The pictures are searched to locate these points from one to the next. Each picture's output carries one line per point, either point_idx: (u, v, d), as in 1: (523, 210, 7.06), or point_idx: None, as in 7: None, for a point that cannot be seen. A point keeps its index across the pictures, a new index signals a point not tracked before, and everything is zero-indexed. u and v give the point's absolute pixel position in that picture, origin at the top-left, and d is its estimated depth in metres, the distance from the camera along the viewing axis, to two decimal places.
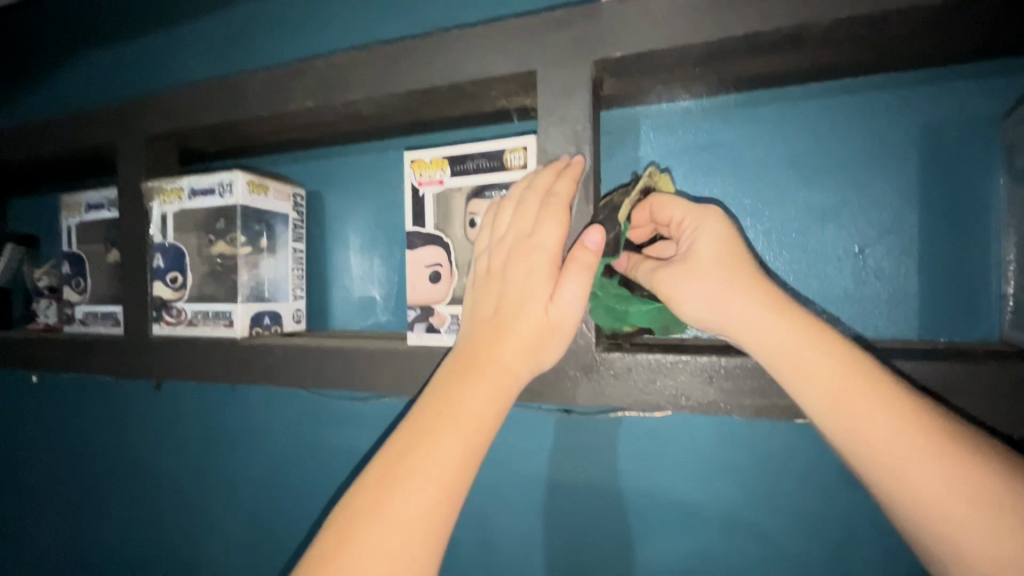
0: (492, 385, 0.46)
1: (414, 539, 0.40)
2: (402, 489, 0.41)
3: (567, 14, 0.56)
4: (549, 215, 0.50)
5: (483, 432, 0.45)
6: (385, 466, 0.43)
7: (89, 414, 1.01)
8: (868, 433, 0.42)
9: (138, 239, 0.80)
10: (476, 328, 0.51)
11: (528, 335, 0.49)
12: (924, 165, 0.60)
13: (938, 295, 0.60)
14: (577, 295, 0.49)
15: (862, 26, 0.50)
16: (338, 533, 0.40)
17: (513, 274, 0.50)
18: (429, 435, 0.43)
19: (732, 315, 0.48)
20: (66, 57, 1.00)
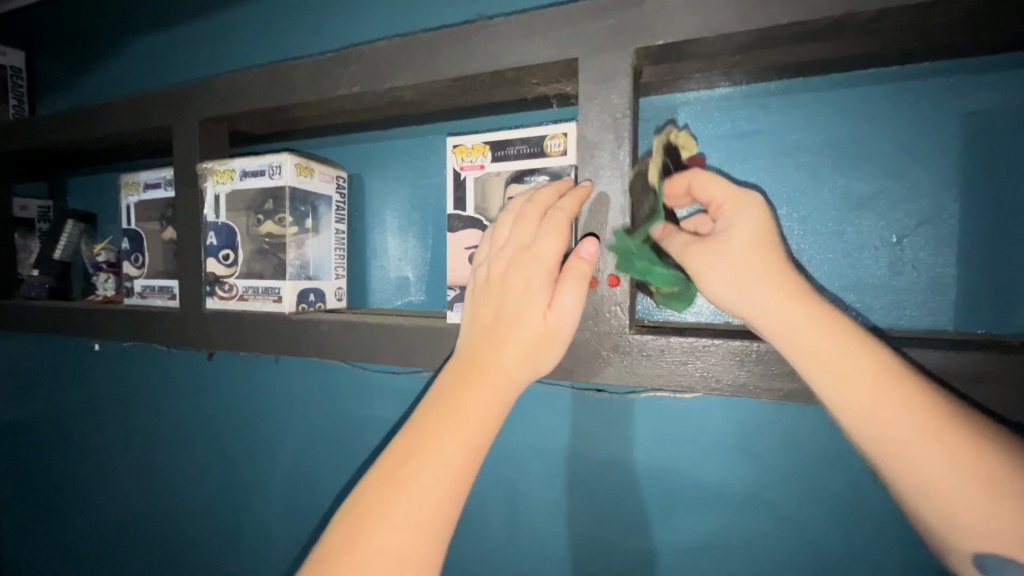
0: (490, 386, 0.49)
1: (423, 527, 0.44)
2: (405, 487, 0.45)
3: (611, 2, 0.57)
4: (549, 228, 0.52)
5: (481, 433, 0.48)
6: (390, 463, 0.46)
7: (145, 381, 1.08)
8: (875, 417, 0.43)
9: (192, 219, 0.85)
10: (477, 332, 0.53)
11: (526, 342, 0.50)
12: (968, 155, 0.60)
13: (976, 286, 0.60)
14: (574, 304, 0.51)
15: (909, 15, 0.50)
16: (351, 524, 0.44)
17: (513, 284, 0.52)
18: (431, 433, 0.47)
19: (765, 298, 0.47)
20: (124, 41, 1.05)
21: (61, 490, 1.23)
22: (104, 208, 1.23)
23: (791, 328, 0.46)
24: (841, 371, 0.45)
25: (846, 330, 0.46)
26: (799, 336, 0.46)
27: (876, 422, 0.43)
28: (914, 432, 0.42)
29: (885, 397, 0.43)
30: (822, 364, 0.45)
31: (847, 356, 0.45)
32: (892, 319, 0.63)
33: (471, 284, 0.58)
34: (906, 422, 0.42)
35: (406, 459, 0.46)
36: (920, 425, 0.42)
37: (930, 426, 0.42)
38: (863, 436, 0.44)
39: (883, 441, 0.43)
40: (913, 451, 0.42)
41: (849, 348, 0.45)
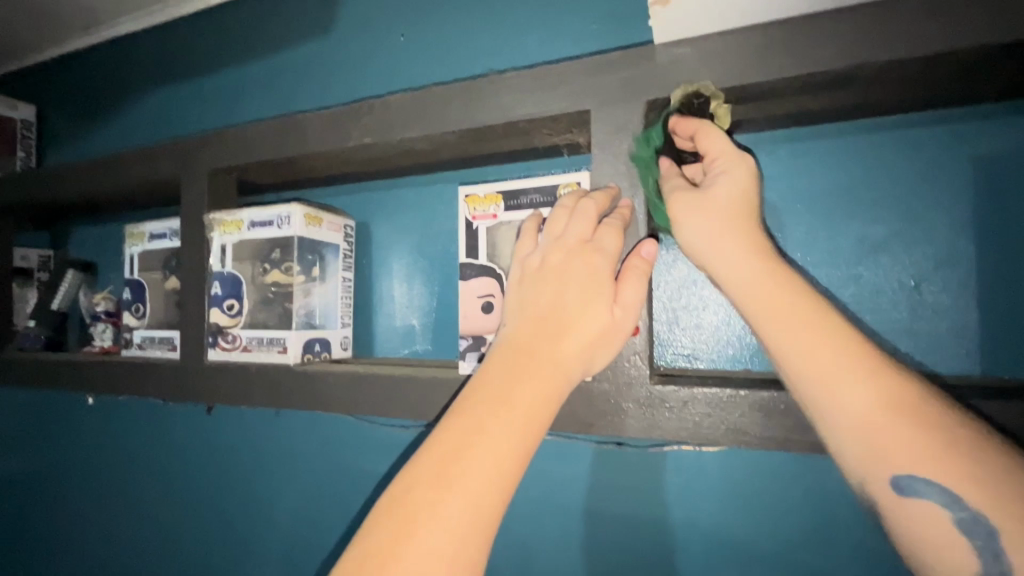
0: (544, 376, 0.46)
1: (475, 529, 0.39)
2: (459, 483, 0.40)
3: (621, 57, 0.58)
4: (611, 227, 0.53)
5: (537, 428, 0.44)
6: (435, 458, 0.42)
7: (140, 436, 1.04)
8: (810, 357, 0.44)
9: (197, 268, 0.84)
10: (531, 320, 0.49)
11: (592, 332, 0.49)
12: (980, 199, 0.60)
13: (1000, 330, 0.59)
14: (636, 300, 0.52)
15: (915, 67, 0.51)
16: (392, 527, 0.39)
17: (577, 272, 0.51)
18: (483, 422, 0.43)
19: (724, 239, 0.49)
20: (135, 95, 1.07)
21: (44, 552, 1.16)
22: (104, 257, 1.21)
23: (743, 278, 0.48)
24: (778, 314, 0.46)
25: (791, 278, 0.48)
26: (751, 283, 0.48)
27: (811, 360, 0.44)
28: (847, 367, 0.43)
29: (818, 334, 0.44)
30: (764, 311, 0.47)
31: (789, 301, 0.46)
32: (916, 364, 0.62)
33: (512, 276, 0.55)
34: (837, 359, 0.43)
35: (455, 452, 0.42)
36: (854, 360, 0.43)
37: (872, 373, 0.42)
38: (800, 376, 0.45)
39: (818, 376, 0.44)
40: (845, 387, 0.43)
41: (790, 294, 0.46)
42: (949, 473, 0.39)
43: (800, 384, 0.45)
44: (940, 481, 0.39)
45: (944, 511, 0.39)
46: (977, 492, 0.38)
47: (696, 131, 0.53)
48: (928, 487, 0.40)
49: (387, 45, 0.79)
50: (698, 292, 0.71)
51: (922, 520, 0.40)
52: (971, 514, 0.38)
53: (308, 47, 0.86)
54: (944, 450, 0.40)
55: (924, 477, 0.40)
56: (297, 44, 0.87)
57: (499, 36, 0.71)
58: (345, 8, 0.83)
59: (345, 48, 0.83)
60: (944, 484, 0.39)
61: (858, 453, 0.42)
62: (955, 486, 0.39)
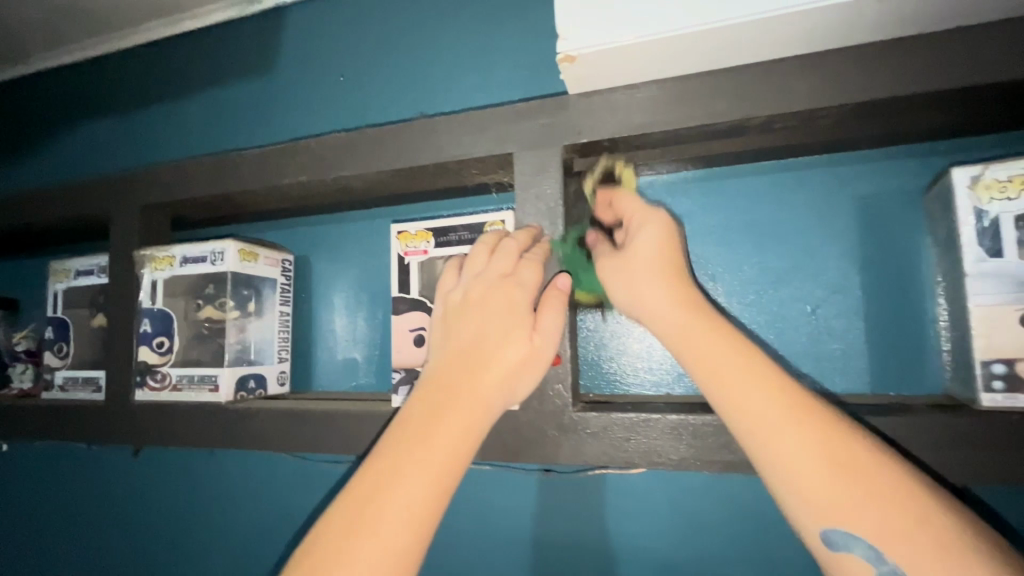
0: (462, 416, 0.49)
1: (388, 571, 0.42)
2: (372, 526, 0.43)
3: (540, 105, 0.63)
4: (529, 261, 0.56)
5: (452, 466, 0.47)
6: (351, 504, 0.45)
7: (63, 483, 0.98)
8: (742, 399, 0.47)
9: (126, 305, 0.82)
10: (452, 356, 0.52)
11: (508, 365, 0.52)
12: (862, 233, 0.67)
13: (885, 351, 0.65)
14: (556, 329, 0.54)
15: (794, 119, 0.58)
16: (306, 573, 0.42)
17: (495, 307, 0.53)
18: (399, 467, 0.46)
19: (665, 304, 0.53)
20: (65, 128, 1.04)
21: None
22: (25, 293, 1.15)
23: (681, 340, 0.51)
24: (722, 374, 0.48)
25: (733, 337, 0.50)
26: (695, 345, 0.50)
27: (749, 417, 0.46)
28: (781, 422, 0.45)
29: (755, 392, 0.47)
30: (707, 370, 0.49)
31: (731, 361, 0.48)
32: (817, 384, 0.67)
33: (436, 310, 0.57)
34: (775, 415, 0.45)
35: (370, 498, 0.44)
36: (788, 413, 0.45)
37: (793, 415, 0.45)
38: (739, 429, 0.47)
39: (757, 431, 0.46)
40: (780, 441, 0.45)
41: (733, 354, 0.49)
42: (876, 520, 0.41)
43: (742, 437, 0.47)
44: (868, 534, 0.42)
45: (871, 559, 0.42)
46: (895, 534, 0.41)
47: (611, 198, 0.61)
48: (856, 536, 0.42)
49: (324, 86, 0.81)
50: (623, 320, 0.75)
51: (852, 570, 0.42)
52: (895, 565, 0.41)
53: (245, 85, 0.88)
54: (872, 497, 0.42)
55: (853, 527, 0.42)
56: (235, 82, 0.89)
57: (430, 80, 0.74)
58: (283, 49, 0.85)
59: (282, 87, 0.84)
60: (871, 534, 0.42)
61: (796, 504, 0.44)
62: (882, 540, 0.41)
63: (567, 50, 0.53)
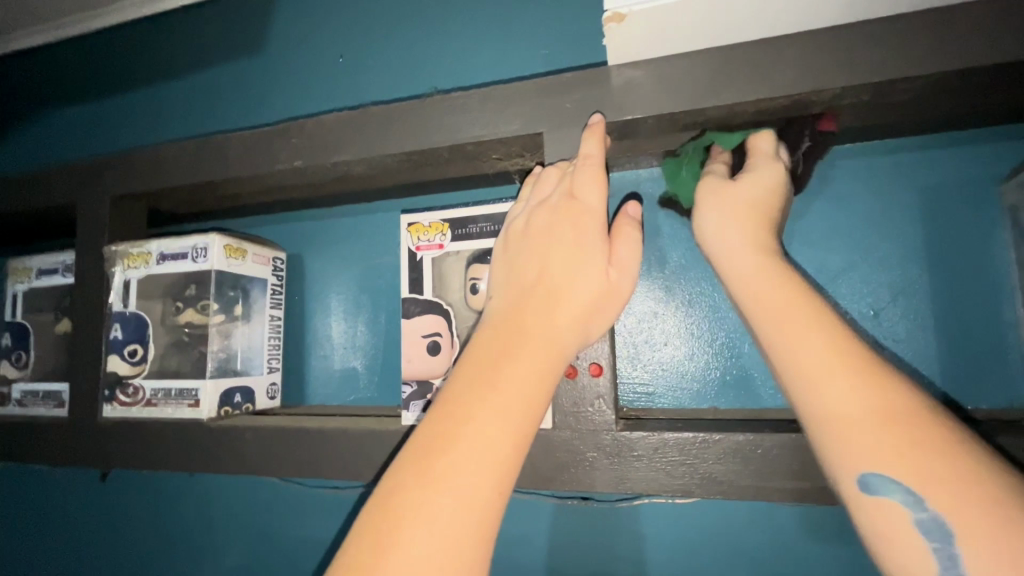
0: (535, 351, 0.39)
1: (469, 532, 0.32)
2: (453, 465, 0.33)
3: (574, 79, 0.55)
4: (591, 177, 0.47)
5: (533, 392, 0.38)
6: (428, 441, 0.35)
7: (21, 509, 0.87)
8: (774, 324, 0.41)
9: (94, 309, 0.72)
10: (516, 293, 0.44)
11: (585, 295, 0.43)
12: (932, 227, 0.60)
13: (961, 358, 0.58)
14: (629, 259, 0.46)
15: (868, 94, 0.51)
16: (372, 538, 0.31)
17: (562, 235, 0.45)
18: (470, 410, 0.36)
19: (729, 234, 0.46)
20: (32, 113, 0.94)
21: None
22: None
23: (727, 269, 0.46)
24: (767, 307, 0.42)
25: (777, 268, 0.44)
26: (737, 280, 0.45)
27: (796, 350, 0.39)
28: (831, 361, 0.37)
29: (812, 326, 0.40)
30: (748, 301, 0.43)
31: (779, 295, 0.42)
32: None
33: (499, 248, 0.50)
34: (826, 353, 0.38)
35: (441, 443, 0.34)
36: (837, 351, 0.38)
37: (840, 352, 0.38)
38: (783, 363, 0.40)
39: (804, 366, 0.38)
40: (826, 377, 0.37)
41: (783, 291, 0.42)
42: (924, 468, 0.33)
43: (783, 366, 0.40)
44: (906, 478, 0.34)
45: (905, 510, 0.33)
46: (951, 500, 0.32)
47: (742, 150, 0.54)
48: (891, 486, 0.34)
49: (323, 64, 0.73)
50: (659, 325, 0.67)
51: (888, 519, 0.34)
52: (935, 513, 0.32)
53: (233, 64, 0.79)
54: (931, 450, 0.34)
55: (890, 476, 0.34)
56: (222, 61, 0.80)
57: (444, 57, 0.66)
58: (276, 24, 0.77)
59: (275, 65, 0.76)
60: (911, 486, 0.33)
61: (830, 445, 0.37)
62: (924, 487, 0.33)
63: (616, 7, 0.45)
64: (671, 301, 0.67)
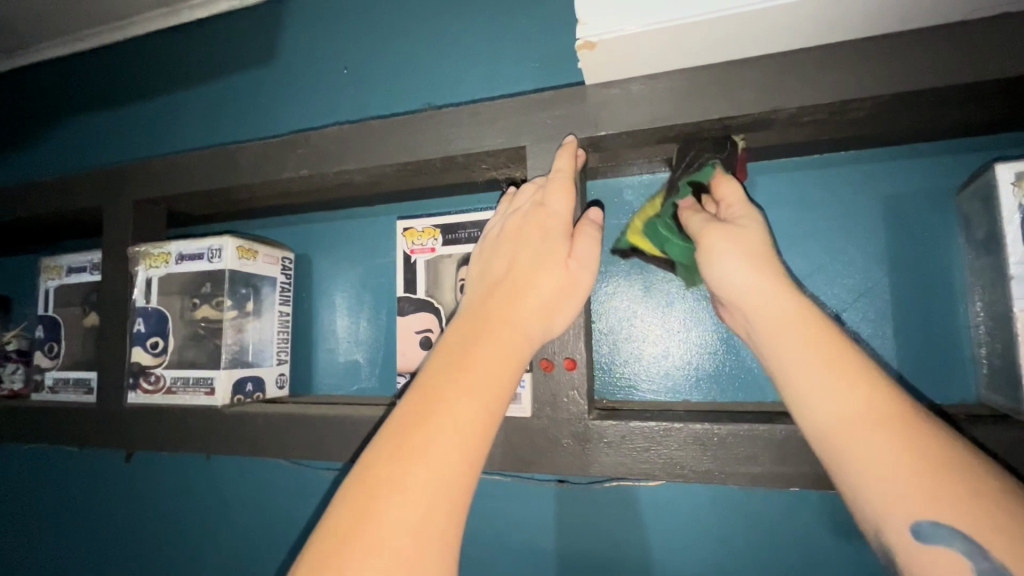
0: (504, 341, 0.45)
1: (443, 500, 0.37)
2: (425, 445, 0.38)
3: (555, 96, 0.60)
4: (558, 186, 0.53)
5: (501, 381, 0.43)
6: (404, 424, 0.40)
7: (52, 486, 0.94)
8: (809, 376, 0.43)
9: (119, 304, 0.79)
10: (488, 289, 0.49)
11: (548, 291, 0.48)
12: (892, 234, 0.64)
13: (918, 357, 0.62)
14: (591, 256, 0.51)
15: (825, 111, 0.55)
16: (354, 508, 0.36)
17: (529, 238, 0.51)
18: (440, 396, 0.41)
19: (756, 283, 0.48)
20: (60, 120, 1.01)
21: None
22: (7, 291, 1.09)
23: (766, 319, 0.47)
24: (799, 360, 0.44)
25: (808, 311, 0.46)
26: (774, 327, 0.47)
27: (835, 407, 0.42)
28: (868, 411, 0.40)
29: (849, 378, 0.42)
30: (786, 353, 0.45)
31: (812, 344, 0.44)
32: None
33: (476, 251, 0.55)
34: (860, 404, 0.41)
35: (417, 424, 0.39)
36: (872, 403, 0.41)
37: (875, 401, 0.41)
38: (823, 417, 0.42)
39: (835, 418, 0.41)
40: (866, 429, 0.40)
41: (813, 335, 0.45)
42: (968, 518, 0.35)
43: (822, 421, 0.42)
44: (958, 526, 0.36)
45: (965, 560, 0.35)
46: (1009, 550, 0.34)
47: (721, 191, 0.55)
48: (948, 537, 0.36)
49: (327, 78, 0.78)
50: (638, 324, 0.72)
51: (948, 569, 0.35)
52: (994, 560, 0.34)
53: (245, 77, 0.84)
54: (974, 495, 0.36)
55: (946, 525, 0.36)
56: (236, 73, 0.85)
57: (440, 71, 0.71)
58: (285, 39, 0.82)
59: (284, 78, 0.81)
60: (968, 534, 0.35)
61: (879, 499, 0.39)
62: (976, 533, 0.35)
63: (586, 36, 0.49)
64: (649, 300, 0.71)
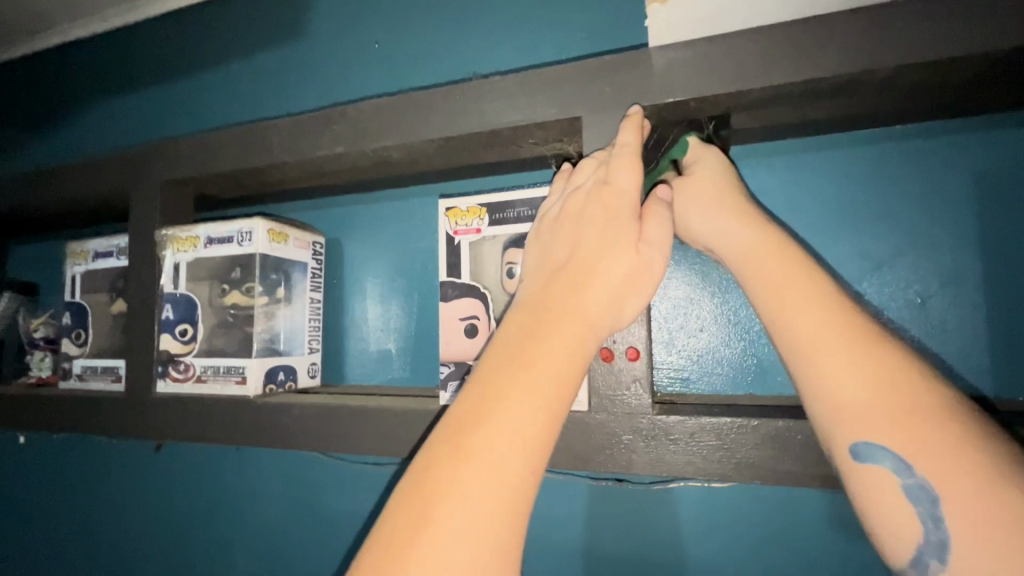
0: (568, 330, 0.40)
1: (506, 506, 0.33)
2: (482, 446, 0.34)
3: (614, 62, 0.55)
4: (623, 161, 0.48)
5: (566, 374, 0.38)
6: (460, 422, 0.36)
7: (81, 475, 0.93)
8: (772, 297, 0.43)
9: (147, 290, 0.76)
10: (548, 274, 0.44)
11: (615, 275, 0.43)
12: (984, 213, 0.58)
13: (1014, 348, 0.56)
14: (661, 238, 0.46)
15: (923, 73, 0.49)
16: (406, 514, 0.33)
17: (592, 217, 0.46)
18: (500, 391, 0.36)
19: (722, 216, 0.49)
20: (85, 101, 0.98)
21: None
22: (34, 277, 1.08)
23: (731, 249, 0.48)
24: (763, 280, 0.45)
25: (772, 237, 0.47)
26: (738, 254, 0.47)
27: (795, 326, 0.41)
28: (829, 334, 0.40)
29: (808, 298, 0.42)
30: (754, 276, 0.45)
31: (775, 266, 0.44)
32: None
33: (532, 232, 0.51)
34: (822, 325, 0.40)
35: (475, 421, 0.35)
36: (835, 323, 0.40)
37: (835, 319, 0.40)
38: (782, 336, 0.42)
39: (799, 339, 0.41)
40: (827, 350, 0.39)
41: (780, 259, 0.45)
42: (907, 437, 0.36)
43: (785, 341, 0.42)
44: (897, 447, 0.37)
45: (893, 476, 0.37)
46: (938, 467, 0.35)
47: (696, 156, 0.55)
48: (881, 457, 0.37)
49: (360, 51, 0.74)
50: (695, 312, 0.67)
51: (873, 483, 0.38)
52: (922, 478, 0.36)
53: (274, 53, 0.81)
54: (915, 415, 0.36)
55: (879, 443, 0.37)
56: (264, 49, 0.82)
57: (482, 40, 0.67)
58: (316, 12, 0.78)
59: (315, 53, 0.77)
60: (900, 453, 0.37)
61: (824, 414, 0.40)
62: (910, 453, 0.36)
63: None
64: (706, 287, 0.66)
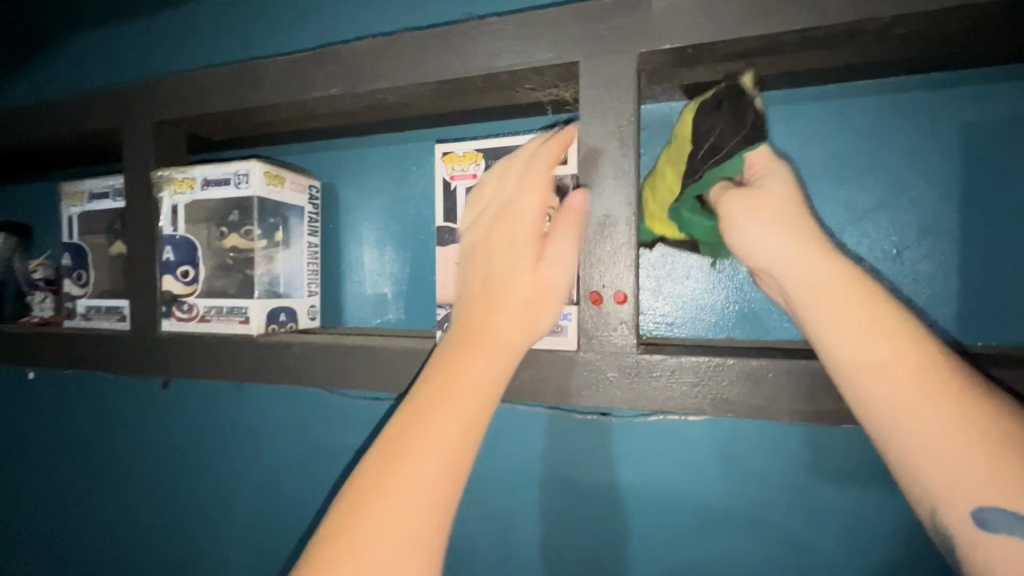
0: (483, 356, 0.43)
1: (426, 512, 0.37)
2: (405, 461, 0.38)
3: (614, 5, 0.54)
4: (532, 184, 0.49)
5: (479, 397, 0.42)
6: (388, 438, 0.40)
7: (90, 409, 0.97)
8: (859, 354, 0.42)
9: (146, 231, 0.77)
10: (465, 300, 0.47)
11: (523, 298, 0.46)
12: (966, 167, 0.59)
13: (978, 297, 0.59)
14: (566, 258, 0.47)
15: (920, 23, 0.49)
16: (343, 515, 0.38)
17: (501, 242, 0.48)
18: (419, 416, 0.40)
19: (806, 247, 0.45)
20: (66, 34, 0.95)
21: None
22: (26, 219, 1.08)
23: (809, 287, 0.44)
24: (838, 319, 0.43)
25: (857, 276, 0.44)
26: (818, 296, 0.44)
27: (885, 385, 0.41)
28: (923, 389, 0.39)
29: (890, 349, 0.41)
30: (837, 325, 0.43)
31: (875, 320, 0.42)
32: None
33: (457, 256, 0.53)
34: (913, 382, 0.40)
35: (397, 440, 0.40)
36: (920, 376, 0.40)
37: (921, 374, 0.40)
38: (865, 393, 0.42)
39: (887, 400, 0.40)
40: (916, 406, 0.39)
41: (864, 304, 0.43)
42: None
43: (872, 399, 0.41)
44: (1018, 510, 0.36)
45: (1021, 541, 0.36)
46: None
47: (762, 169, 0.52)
48: (1009, 520, 0.37)
49: None
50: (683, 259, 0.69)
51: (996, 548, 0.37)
52: None
53: None
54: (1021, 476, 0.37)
55: (1005, 510, 0.37)
56: None
57: None
58: None
59: None
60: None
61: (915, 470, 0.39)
62: None
63: None
64: None
